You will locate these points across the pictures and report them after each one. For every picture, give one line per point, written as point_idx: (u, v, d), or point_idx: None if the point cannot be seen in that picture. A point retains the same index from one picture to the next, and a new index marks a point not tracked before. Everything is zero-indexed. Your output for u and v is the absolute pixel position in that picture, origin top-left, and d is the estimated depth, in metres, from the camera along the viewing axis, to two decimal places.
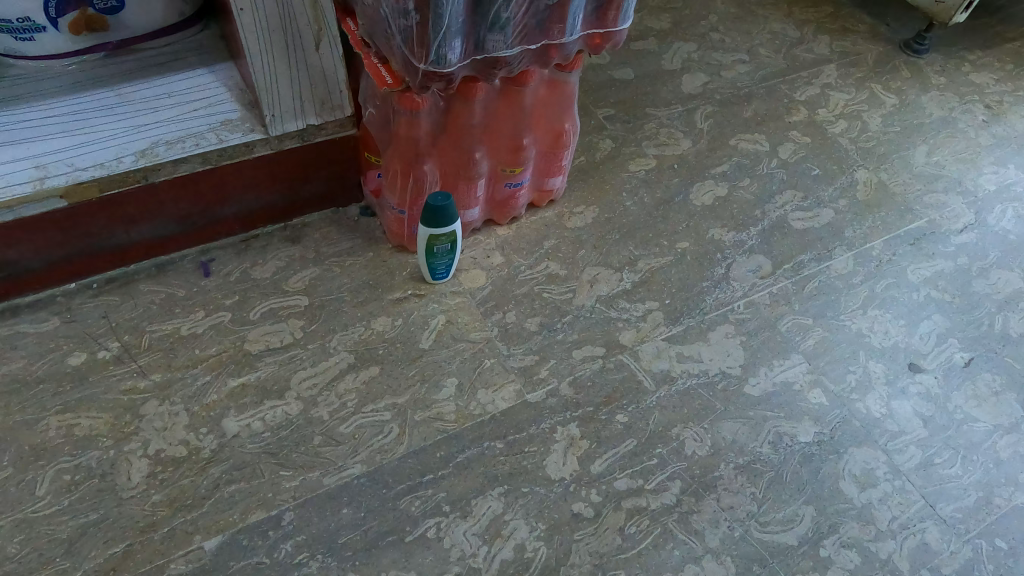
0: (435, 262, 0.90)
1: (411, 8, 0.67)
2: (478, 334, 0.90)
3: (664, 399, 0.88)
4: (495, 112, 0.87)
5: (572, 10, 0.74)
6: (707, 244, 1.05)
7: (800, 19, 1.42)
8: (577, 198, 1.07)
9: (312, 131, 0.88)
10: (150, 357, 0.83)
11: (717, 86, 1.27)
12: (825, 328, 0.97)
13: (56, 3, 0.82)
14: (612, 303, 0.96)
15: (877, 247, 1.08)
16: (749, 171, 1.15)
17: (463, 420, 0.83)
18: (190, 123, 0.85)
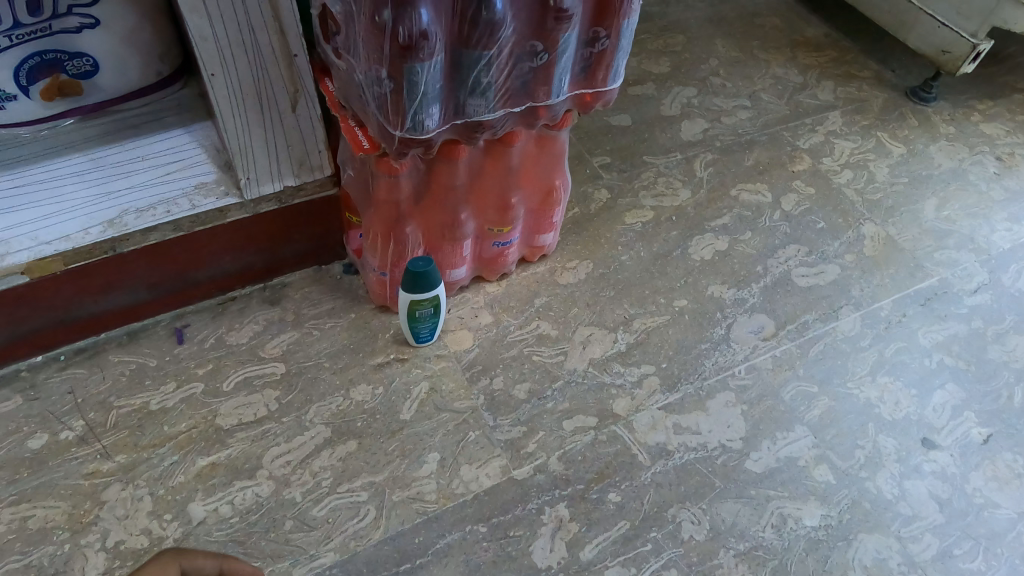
0: (418, 327, 0.86)
1: (385, 76, 0.63)
2: (463, 403, 0.85)
3: (659, 476, 0.82)
4: (480, 171, 0.83)
5: (558, 71, 0.71)
6: (707, 303, 1.00)
7: (804, 63, 1.39)
8: (570, 252, 1.02)
9: (290, 193, 0.86)
10: (116, 437, 0.80)
11: (717, 133, 1.23)
12: (832, 397, 0.92)
13: (27, 71, 0.80)
14: (605, 367, 0.91)
15: (886, 307, 1.02)
16: (751, 223, 1.11)
17: (444, 500, 0.78)
18: (163, 189, 0.82)
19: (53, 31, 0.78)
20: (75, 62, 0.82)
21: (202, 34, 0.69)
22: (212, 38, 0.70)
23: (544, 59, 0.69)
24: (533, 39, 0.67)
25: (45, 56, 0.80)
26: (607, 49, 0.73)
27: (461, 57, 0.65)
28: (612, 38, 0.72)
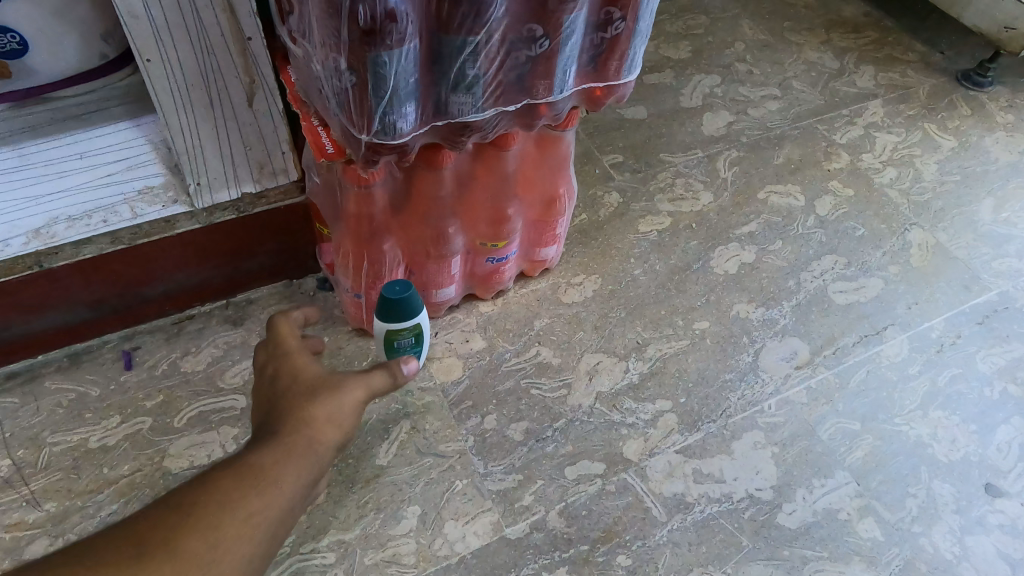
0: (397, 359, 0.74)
1: (345, 67, 0.51)
2: (449, 447, 0.74)
3: (677, 533, 0.71)
4: (470, 178, 0.71)
5: (562, 62, 0.58)
6: (732, 325, 0.87)
7: (840, 47, 1.24)
8: (575, 266, 0.90)
9: (250, 201, 0.74)
10: (46, 480, 0.69)
11: (744, 127, 1.10)
12: (876, 435, 0.80)
13: None
14: (615, 403, 0.79)
15: (937, 326, 0.90)
16: (782, 231, 0.98)
17: (425, 564, 0.67)
18: (101, 193, 0.71)
19: None
20: None
21: (131, 10, 0.57)
22: (143, 15, 0.57)
23: (545, 47, 0.56)
24: (531, 21, 0.55)
25: None
26: (622, 33, 0.60)
27: (441, 43, 0.53)
28: (627, 20, 0.59)
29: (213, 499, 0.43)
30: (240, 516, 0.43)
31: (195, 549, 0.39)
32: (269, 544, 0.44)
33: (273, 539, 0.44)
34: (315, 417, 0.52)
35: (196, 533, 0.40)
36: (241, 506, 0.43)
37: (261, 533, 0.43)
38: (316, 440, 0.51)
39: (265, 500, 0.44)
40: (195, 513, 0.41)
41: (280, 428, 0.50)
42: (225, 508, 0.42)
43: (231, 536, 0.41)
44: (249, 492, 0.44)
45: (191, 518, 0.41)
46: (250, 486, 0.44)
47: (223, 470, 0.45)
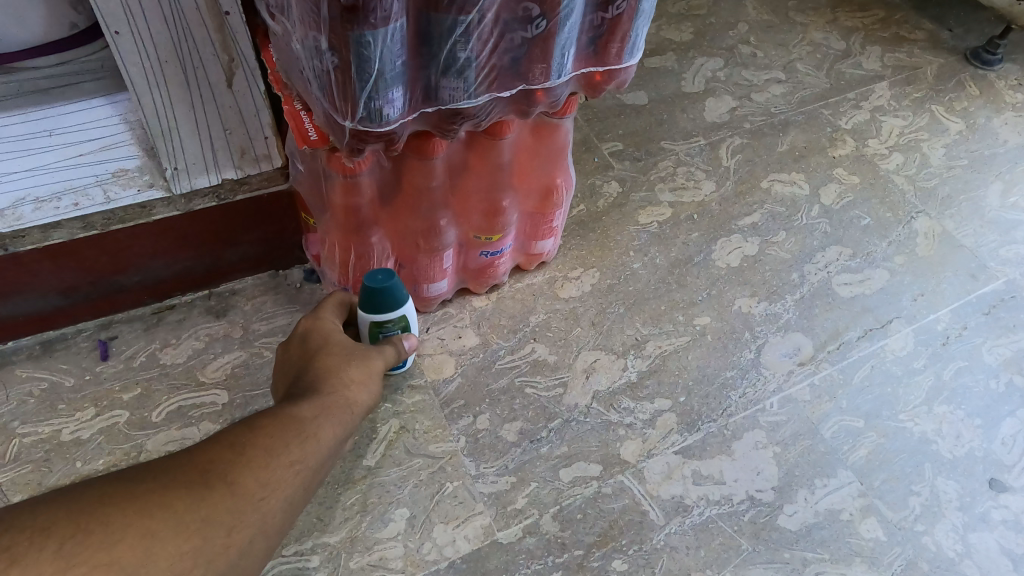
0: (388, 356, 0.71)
1: (325, 48, 0.47)
2: (440, 447, 0.71)
3: (674, 537, 0.69)
4: (463, 168, 0.67)
5: (560, 44, 0.54)
6: (733, 320, 0.84)
7: (846, 26, 1.17)
8: (573, 259, 0.87)
9: (231, 188, 0.70)
10: (16, 474, 0.65)
11: (747, 113, 1.05)
12: (880, 433, 0.77)
13: None
14: (612, 403, 0.76)
15: (943, 318, 0.87)
16: (786, 221, 0.94)
17: (413, 568, 0.64)
18: (71, 174, 0.67)
19: None
20: None
21: None
22: None
23: (542, 28, 0.52)
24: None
25: None
26: (624, 13, 0.56)
27: (430, 23, 0.49)
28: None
29: (269, 441, 0.49)
30: (287, 459, 0.49)
31: (254, 482, 0.46)
32: (306, 488, 0.50)
33: (309, 486, 0.51)
34: (353, 381, 0.60)
35: (255, 470, 0.46)
36: (288, 452, 0.50)
37: (304, 477, 0.50)
38: (349, 403, 0.58)
39: (308, 449, 0.51)
40: (253, 453, 0.47)
41: (321, 386, 0.58)
42: (271, 453, 0.48)
43: (283, 475, 0.48)
44: (293, 441, 0.51)
45: (250, 456, 0.47)
46: (294, 437, 0.51)
47: (275, 418, 0.52)
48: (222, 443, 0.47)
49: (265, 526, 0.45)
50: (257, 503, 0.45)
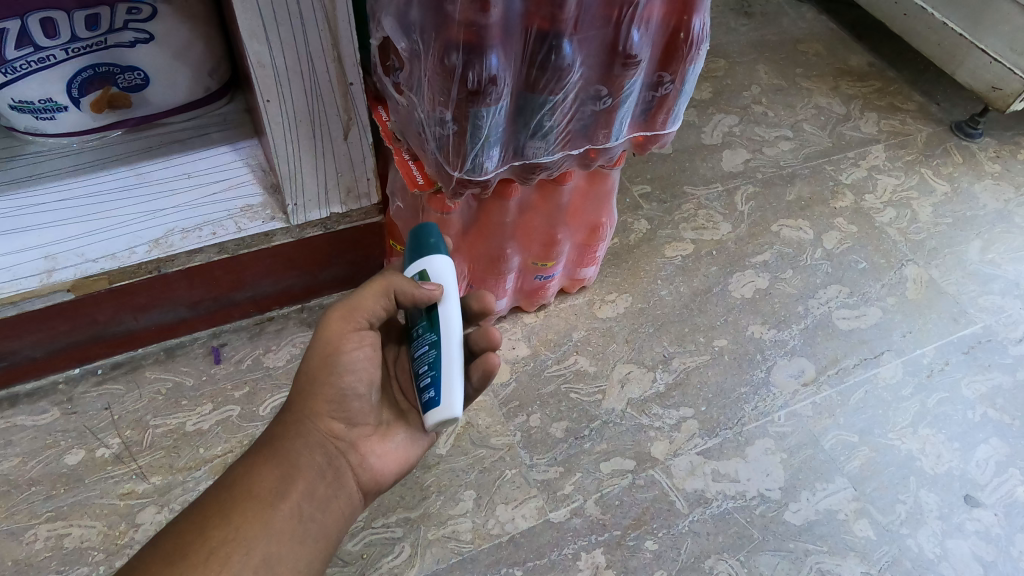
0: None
1: (449, 118, 0.62)
2: (500, 440, 0.85)
3: (697, 524, 0.81)
4: (530, 207, 0.82)
5: (620, 115, 0.69)
6: (747, 343, 0.98)
7: (847, 93, 1.33)
8: (609, 285, 1.02)
9: (336, 219, 0.85)
10: (151, 458, 0.78)
11: (759, 164, 1.20)
12: (872, 447, 0.90)
13: (79, 85, 0.78)
14: (644, 409, 0.90)
15: (928, 354, 0.99)
16: (793, 261, 1.08)
17: (480, 541, 0.77)
18: (208, 209, 0.81)
19: (107, 45, 0.76)
20: (126, 75, 0.80)
21: (260, 60, 0.67)
22: (269, 64, 0.68)
23: (608, 104, 0.67)
24: (598, 83, 0.65)
25: (98, 69, 0.78)
26: (671, 93, 0.70)
27: (525, 100, 0.64)
28: (676, 83, 0.69)
29: (191, 537, 0.48)
30: (211, 553, 0.48)
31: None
32: (262, 553, 0.50)
33: (270, 550, 0.51)
34: (289, 423, 0.58)
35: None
36: (211, 540, 0.49)
37: (244, 555, 0.49)
38: (290, 440, 0.57)
39: (239, 525, 0.50)
40: (166, 567, 0.47)
41: (259, 448, 0.57)
42: (187, 549, 0.48)
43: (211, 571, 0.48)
44: (216, 522, 0.50)
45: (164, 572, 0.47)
46: (219, 516, 0.50)
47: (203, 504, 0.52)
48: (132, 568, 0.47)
49: None
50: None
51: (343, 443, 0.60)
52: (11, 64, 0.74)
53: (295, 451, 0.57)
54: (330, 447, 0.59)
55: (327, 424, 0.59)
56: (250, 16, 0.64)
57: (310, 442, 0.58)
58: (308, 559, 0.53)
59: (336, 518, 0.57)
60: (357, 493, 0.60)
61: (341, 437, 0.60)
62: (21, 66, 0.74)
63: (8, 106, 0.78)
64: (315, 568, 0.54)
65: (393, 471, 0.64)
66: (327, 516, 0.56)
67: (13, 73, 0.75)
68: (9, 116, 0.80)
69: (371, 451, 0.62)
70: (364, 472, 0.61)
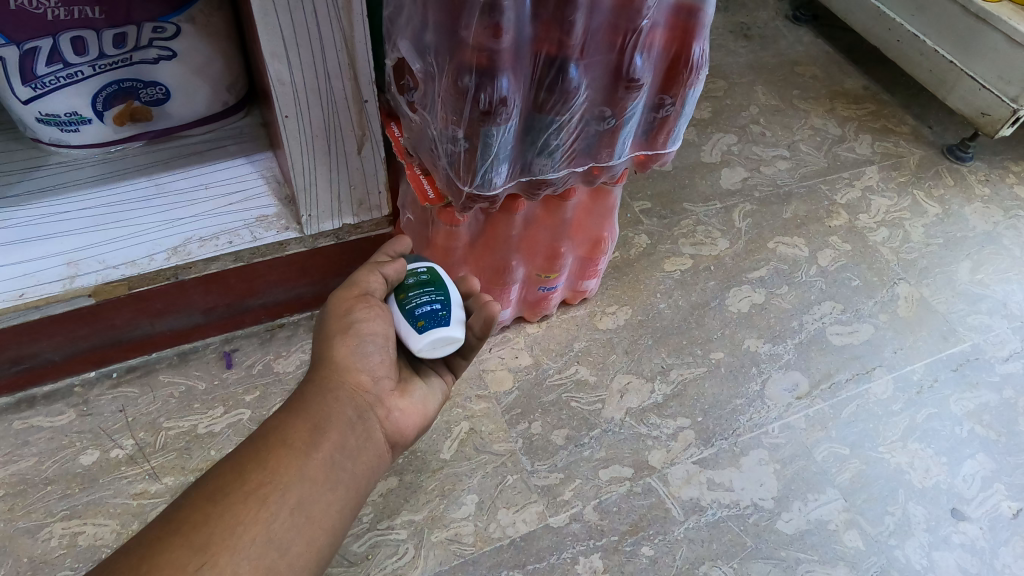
0: (427, 308, 0.67)
1: (461, 136, 0.65)
2: (502, 446, 0.88)
3: (692, 531, 0.83)
4: (535, 221, 0.85)
5: (623, 135, 0.72)
6: (742, 356, 1.01)
7: (842, 115, 1.37)
8: (609, 297, 1.05)
9: (348, 230, 0.88)
10: (164, 459, 0.81)
11: (757, 183, 1.24)
12: (862, 460, 0.92)
13: (103, 99, 0.82)
14: (642, 418, 0.92)
15: (918, 370, 1.02)
16: (788, 277, 1.11)
17: (482, 543, 0.79)
18: (225, 218, 0.84)
19: (132, 62, 0.80)
20: (148, 90, 0.83)
21: (280, 78, 0.70)
22: (289, 82, 0.71)
23: (611, 124, 0.70)
24: (602, 105, 0.68)
25: (122, 85, 0.81)
26: (671, 115, 0.73)
27: (533, 120, 0.67)
28: (676, 105, 0.72)
29: (231, 479, 0.53)
30: (251, 492, 0.52)
31: (216, 529, 0.50)
32: (297, 495, 0.54)
33: (303, 494, 0.54)
34: (319, 379, 0.62)
35: (218, 517, 0.50)
36: (249, 482, 0.53)
37: (281, 496, 0.53)
38: (320, 394, 0.61)
39: (275, 469, 0.54)
40: (208, 504, 0.51)
41: (292, 402, 0.61)
42: (227, 489, 0.52)
43: (249, 510, 0.52)
44: (252, 466, 0.54)
45: (207, 509, 0.51)
46: (256, 461, 0.54)
47: (241, 451, 0.56)
48: (177, 506, 0.51)
49: (245, 555, 0.50)
50: (224, 553, 0.49)
51: (371, 397, 0.63)
52: (41, 80, 0.77)
53: (325, 405, 0.60)
54: (359, 401, 0.62)
55: (353, 379, 0.62)
56: (273, 37, 0.67)
57: (339, 397, 0.61)
58: (339, 504, 0.57)
59: (364, 469, 0.60)
60: (383, 446, 0.64)
61: (369, 391, 0.63)
62: (50, 82, 0.77)
63: (35, 120, 0.81)
64: (347, 513, 0.57)
65: (415, 425, 0.68)
66: (357, 464, 0.59)
67: (42, 88, 0.78)
68: (35, 129, 0.83)
69: (395, 407, 0.66)
70: (391, 425, 0.65)
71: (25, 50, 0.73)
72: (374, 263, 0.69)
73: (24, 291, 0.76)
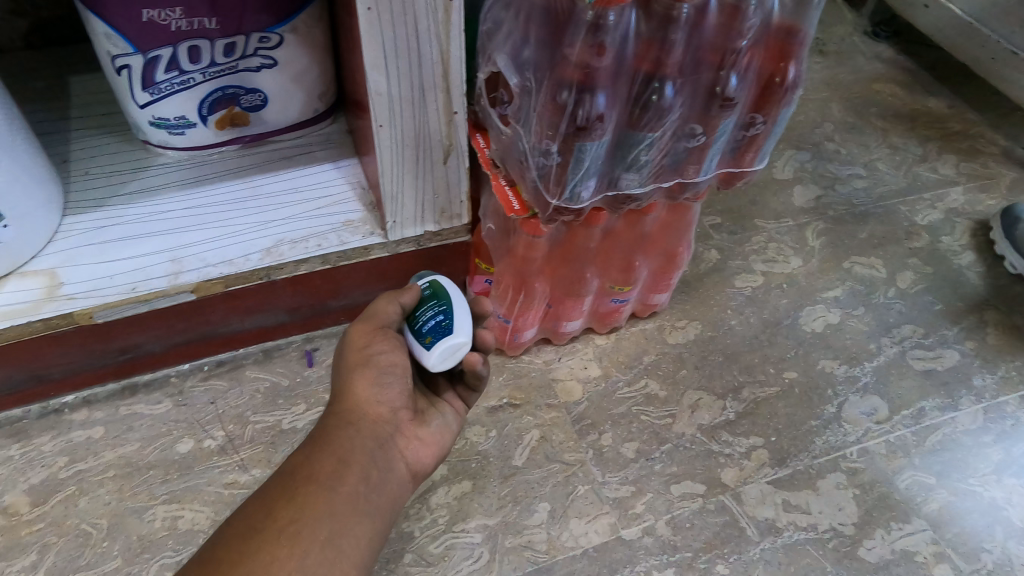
0: (433, 324, 0.68)
1: (554, 150, 0.67)
2: (573, 456, 0.88)
3: (769, 552, 0.82)
4: (613, 234, 0.86)
5: (712, 152, 0.72)
6: (817, 377, 0.99)
7: (924, 134, 1.34)
8: (679, 312, 1.05)
9: (429, 237, 0.91)
10: (252, 451, 0.84)
11: (831, 202, 1.22)
12: (950, 491, 0.88)
13: (209, 105, 0.87)
14: (714, 435, 0.92)
15: (1011, 402, 0.98)
16: (864, 298, 1.09)
17: (555, 551, 0.80)
18: (314, 221, 0.88)
19: (238, 69, 0.85)
20: (249, 96, 0.88)
21: (378, 89, 0.73)
22: (386, 93, 0.73)
23: (701, 141, 0.70)
24: (694, 122, 0.69)
25: (226, 91, 0.86)
26: (761, 133, 0.73)
27: (625, 136, 0.68)
28: (767, 124, 0.72)
29: (263, 517, 0.55)
30: (282, 529, 0.54)
31: (253, 566, 0.51)
32: (327, 528, 0.56)
33: (333, 527, 0.56)
34: (340, 414, 0.65)
35: (254, 554, 0.52)
36: (280, 519, 0.55)
37: (312, 530, 0.55)
38: (342, 429, 0.63)
39: (305, 504, 0.56)
40: (243, 543, 0.53)
41: (315, 438, 0.63)
42: (260, 527, 0.54)
43: (282, 545, 0.53)
44: (282, 503, 0.56)
45: (242, 547, 0.53)
46: (284, 498, 0.56)
47: (269, 489, 0.58)
48: (212, 546, 0.53)
49: None
50: None
51: (389, 427, 0.66)
52: (158, 86, 0.83)
53: (346, 439, 0.63)
54: (378, 432, 0.65)
55: (371, 411, 0.65)
56: (375, 51, 0.69)
57: (359, 429, 0.64)
58: (367, 535, 0.58)
59: (388, 498, 0.62)
60: (404, 476, 0.66)
61: (386, 422, 0.66)
62: (165, 88, 0.83)
63: (147, 123, 0.87)
64: (374, 544, 0.59)
65: (433, 455, 0.70)
66: (381, 496, 0.61)
67: (158, 93, 0.84)
68: (146, 132, 0.89)
69: (412, 436, 0.68)
70: (410, 455, 0.67)
71: (148, 58, 0.80)
72: (394, 293, 0.70)
73: (136, 285, 0.81)
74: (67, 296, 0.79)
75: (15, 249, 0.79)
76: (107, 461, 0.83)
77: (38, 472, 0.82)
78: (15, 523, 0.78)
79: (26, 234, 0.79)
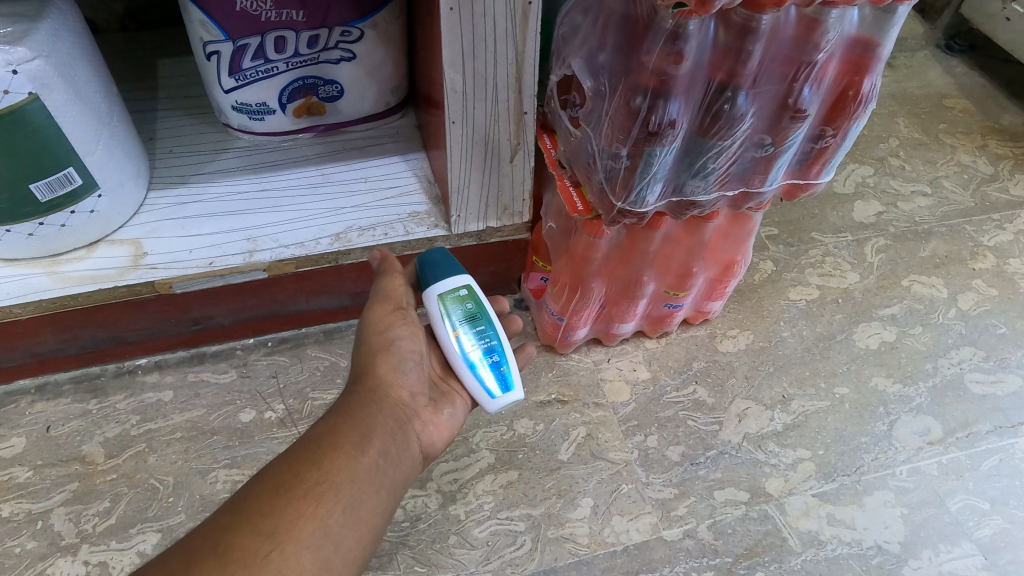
0: (490, 361, 0.73)
1: (624, 154, 0.68)
2: (618, 455, 0.90)
3: (810, 564, 0.82)
4: (673, 239, 0.87)
5: (779, 163, 0.73)
6: (869, 394, 0.98)
7: (995, 153, 1.30)
8: (731, 320, 1.05)
9: (489, 232, 0.93)
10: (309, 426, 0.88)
11: (892, 218, 1.19)
12: (1004, 517, 0.87)
13: (289, 92, 0.91)
14: (760, 445, 0.92)
15: None
16: (923, 317, 1.06)
17: (597, 546, 0.82)
18: (382, 210, 0.92)
19: (318, 60, 0.89)
20: (326, 87, 0.92)
21: (453, 87, 0.75)
22: (460, 90, 0.76)
23: (769, 152, 0.71)
24: (763, 132, 0.70)
25: (305, 81, 0.91)
26: (830, 146, 0.73)
27: (694, 143, 0.69)
28: (837, 137, 0.72)
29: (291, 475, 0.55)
30: (309, 488, 0.55)
31: (280, 521, 0.52)
32: (349, 494, 0.57)
33: (354, 495, 0.57)
34: (364, 391, 0.65)
35: (281, 511, 0.53)
36: (308, 479, 0.56)
37: (336, 494, 0.56)
38: (368, 403, 0.64)
39: (330, 468, 0.57)
40: (271, 497, 0.54)
41: (342, 408, 0.64)
42: (287, 486, 0.55)
43: (308, 504, 0.54)
44: (310, 465, 0.57)
45: (270, 501, 0.54)
46: (312, 460, 0.57)
47: (294, 450, 0.58)
48: (242, 499, 0.54)
49: (306, 545, 0.52)
50: (287, 543, 0.52)
51: (409, 410, 0.67)
52: (244, 73, 0.88)
53: (372, 414, 0.63)
54: (399, 413, 0.66)
55: (394, 393, 0.67)
56: (454, 49, 0.72)
57: (381, 407, 0.65)
58: (383, 507, 0.59)
59: (404, 475, 0.63)
60: (418, 458, 0.67)
61: (407, 405, 0.67)
62: (249, 75, 0.88)
63: (230, 107, 0.92)
64: (388, 516, 0.60)
65: (444, 439, 0.71)
66: (398, 471, 0.62)
67: (243, 80, 0.88)
68: (229, 115, 0.94)
69: (428, 420, 0.69)
70: (425, 440, 0.68)
71: (237, 46, 0.84)
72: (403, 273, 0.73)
73: (213, 260, 0.85)
74: (150, 266, 0.85)
75: (105, 218, 0.85)
76: (175, 423, 0.88)
77: (112, 427, 0.88)
78: (90, 471, 0.84)
79: (116, 204, 0.84)
